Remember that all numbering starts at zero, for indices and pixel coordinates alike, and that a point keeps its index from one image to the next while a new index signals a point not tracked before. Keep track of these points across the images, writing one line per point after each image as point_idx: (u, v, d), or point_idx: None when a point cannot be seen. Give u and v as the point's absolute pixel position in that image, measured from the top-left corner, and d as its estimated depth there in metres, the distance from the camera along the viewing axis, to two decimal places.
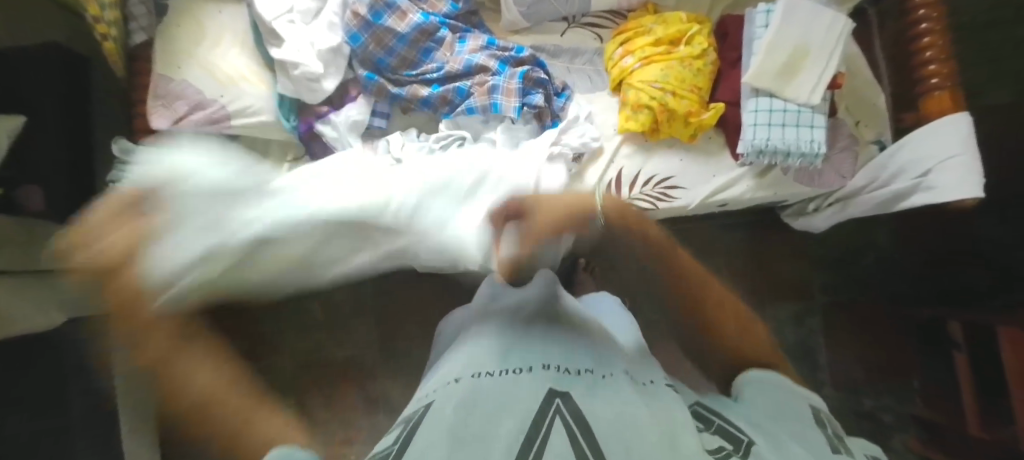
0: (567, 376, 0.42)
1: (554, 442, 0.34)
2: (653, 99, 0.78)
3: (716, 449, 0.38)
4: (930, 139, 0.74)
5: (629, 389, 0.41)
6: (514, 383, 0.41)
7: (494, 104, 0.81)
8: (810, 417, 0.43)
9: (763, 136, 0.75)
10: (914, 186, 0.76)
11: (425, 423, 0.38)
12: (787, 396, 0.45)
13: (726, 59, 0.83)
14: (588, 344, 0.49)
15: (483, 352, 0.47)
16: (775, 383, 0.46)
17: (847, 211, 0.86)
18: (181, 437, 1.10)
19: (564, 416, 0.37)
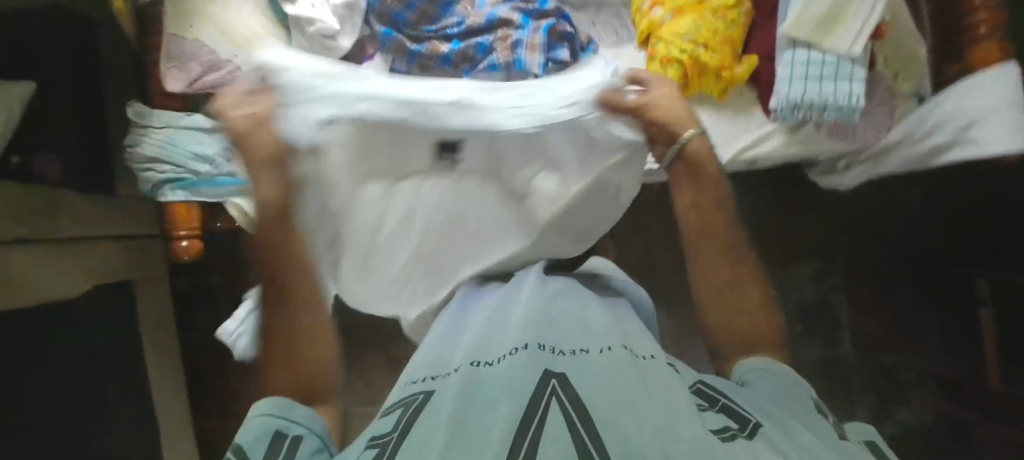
0: (565, 356, 0.45)
1: (550, 427, 0.36)
2: (684, 52, 0.75)
3: (720, 429, 0.39)
4: (977, 90, 0.71)
5: (626, 364, 0.43)
6: (512, 366, 0.44)
7: (517, 60, 0.75)
8: (810, 404, 0.48)
9: (799, 91, 0.72)
10: (956, 140, 0.74)
11: (429, 412, 0.41)
12: (793, 382, 0.51)
13: (761, 9, 0.79)
14: (589, 323, 0.51)
15: (486, 343, 0.50)
16: (786, 375, 0.52)
17: (881, 167, 0.85)
18: (215, 396, 1.14)
19: (561, 396, 0.39)
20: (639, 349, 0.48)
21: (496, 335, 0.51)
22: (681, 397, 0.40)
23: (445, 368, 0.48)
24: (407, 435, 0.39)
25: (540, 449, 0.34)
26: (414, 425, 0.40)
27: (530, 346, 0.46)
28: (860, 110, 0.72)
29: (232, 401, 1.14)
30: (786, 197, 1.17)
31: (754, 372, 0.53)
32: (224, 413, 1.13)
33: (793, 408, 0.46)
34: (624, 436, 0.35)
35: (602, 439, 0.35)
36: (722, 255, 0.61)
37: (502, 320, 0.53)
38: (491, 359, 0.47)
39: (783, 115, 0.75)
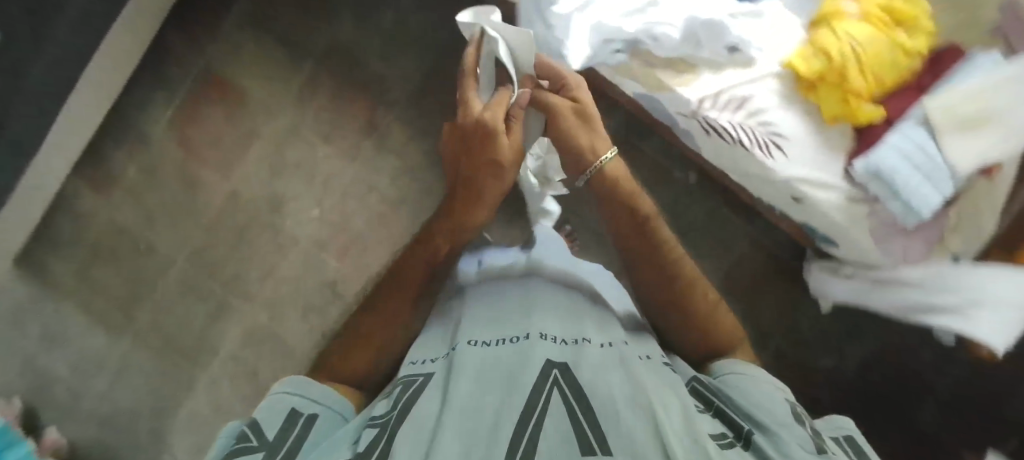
0: (566, 350, 0.53)
1: (552, 413, 0.45)
2: (838, 53, 0.72)
3: (721, 437, 0.47)
4: (1003, 282, 0.75)
5: (615, 365, 0.52)
6: (512, 350, 0.53)
7: None
8: (785, 405, 0.53)
9: (892, 165, 0.73)
10: (954, 309, 0.79)
11: (434, 395, 0.50)
12: (773, 386, 0.56)
13: (919, 82, 0.76)
14: (603, 320, 0.61)
15: (483, 324, 0.59)
16: (762, 379, 0.56)
17: (870, 294, 0.88)
18: (198, 18, 1.05)
19: (562, 390, 0.47)
20: (636, 346, 0.59)
21: (496, 319, 0.59)
22: (676, 402, 0.48)
23: (442, 351, 0.58)
24: (407, 418, 0.47)
25: (543, 438, 0.43)
26: (411, 409, 0.48)
27: (534, 337, 0.54)
28: (921, 219, 0.74)
29: (209, 36, 1.05)
30: None
31: (733, 372, 0.58)
32: (195, 39, 1.05)
33: (772, 414, 0.51)
34: (625, 433, 0.43)
35: (597, 427, 0.44)
36: (657, 279, 0.65)
37: (509, 304, 0.62)
38: (487, 340, 0.56)
39: (860, 177, 0.76)
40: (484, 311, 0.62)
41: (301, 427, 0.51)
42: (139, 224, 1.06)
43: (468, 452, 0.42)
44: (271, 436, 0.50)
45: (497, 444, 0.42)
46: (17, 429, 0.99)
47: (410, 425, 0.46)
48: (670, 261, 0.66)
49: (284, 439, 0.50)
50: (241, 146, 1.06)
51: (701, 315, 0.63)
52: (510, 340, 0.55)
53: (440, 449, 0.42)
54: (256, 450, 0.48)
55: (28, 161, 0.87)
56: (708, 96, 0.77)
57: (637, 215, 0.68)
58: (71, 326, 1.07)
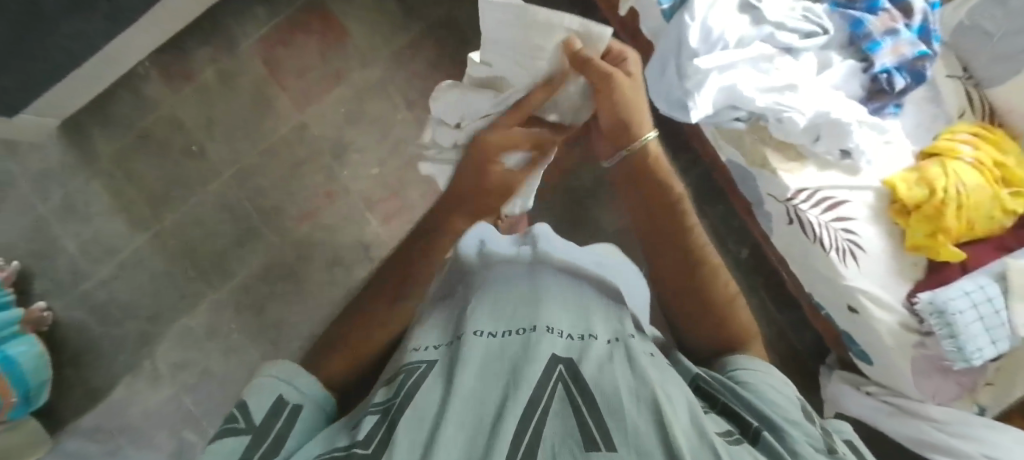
0: (572, 344, 0.45)
1: (556, 415, 0.37)
2: (943, 190, 0.74)
3: (725, 434, 0.39)
4: (1015, 440, 0.80)
5: (624, 359, 0.43)
6: (512, 340, 0.44)
7: (857, 21, 0.73)
8: (795, 403, 0.45)
9: (959, 306, 0.75)
10: (969, 458, 0.82)
11: (437, 384, 0.41)
12: (782, 383, 0.47)
13: (1000, 239, 0.80)
14: (612, 305, 0.52)
15: (491, 302, 0.49)
16: (771, 375, 0.47)
17: (887, 420, 0.90)
18: None
19: (568, 387, 0.40)
20: (641, 340, 0.48)
21: (502, 300, 0.49)
22: (681, 398, 0.40)
23: (448, 336, 0.47)
24: (413, 399, 0.39)
25: (546, 435, 0.35)
26: (412, 390, 0.40)
27: (541, 328, 0.45)
28: (968, 365, 0.77)
29: None
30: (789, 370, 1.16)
31: (743, 367, 0.48)
32: None
33: (783, 412, 0.43)
34: (630, 432, 0.36)
35: (605, 428, 0.36)
36: (672, 265, 0.54)
37: (515, 283, 0.52)
38: (492, 329, 0.45)
39: (923, 309, 0.78)
40: (493, 294, 0.50)
41: (285, 420, 0.41)
42: (198, 125, 1.03)
43: (469, 449, 0.35)
44: (259, 419, 0.40)
45: (496, 443, 0.34)
46: (9, 291, 0.94)
47: (407, 417, 0.37)
48: (692, 246, 0.55)
49: (269, 426, 0.40)
50: (325, 84, 1.06)
51: (718, 309, 0.52)
52: (512, 332, 0.45)
53: (442, 444, 0.34)
54: (244, 432, 0.39)
55: (122, 30, 0.85)
56: (806, 189, 0.79)
57: (666, 193, 0.57)
58: (94, 203, 1.02)
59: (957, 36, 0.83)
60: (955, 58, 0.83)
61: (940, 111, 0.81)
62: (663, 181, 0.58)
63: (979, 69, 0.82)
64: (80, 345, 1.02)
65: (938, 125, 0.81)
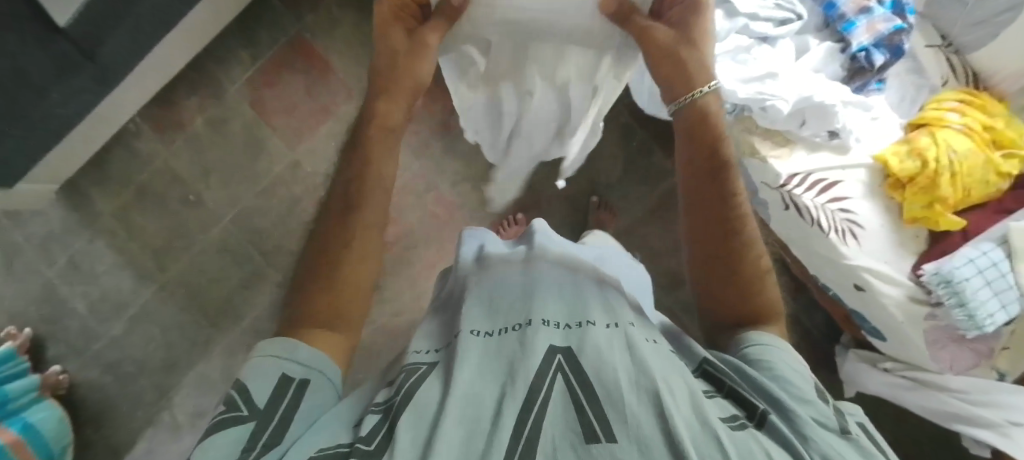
0: (569, 333, 0.47)
1: (555, 409, 0.39)
2: (935, 160, 0.74)
3: (730, 416, 0.41)
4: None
5: (622, 346, 0.44)
6: (513, 338, 0.47)
7: (830, 6, 0.74)
8: (809, 382, 0.46)
9: (965, 274, 0.75)
10: (995, 426, 0.83)
11: (436, 384, 0.44)
12: (796, 356, 0.47)
13: (999, 202, 0.80)
14: (606, 294, 0.54)
15: (500, 303, 0.52)
16: (786, 350, 0.47)
17: (909, 393, 0.90)
18: None
19: (566, 377, 0.41)
20: (642, 329, 0.50)
21: (500, 302, 0.52)
22: (680, 382, 0.41)
23: (449, 338, 0.52)
24: (414, 398, 0.42)
25: (546, 427, 0.38)
26: (418, 389, 0.43)
27: (536, 323, 0.47)
28: (982, 332, 0.76)
29: (304, 7, 1.05)
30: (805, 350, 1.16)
31: (764, 348, 0.47)
32: (291, 8, 1.05)
33: (794, 389, 0.45)
34: (630, 421, 0.37)
35: (604, 419, 0.38)
36: (705, 231, 0.54)
37: (511, 283, 0.55)
38: (489, 330, 0.49)
39: (929, 280, 0.78)
40: (489, 284, 0.55)
41: (291, 397, 0.42)
42: (193, 174, 1.04)
43: (467, 444, 0.38)
44: (263, 404, 0.41)
45: (496, 439, 0.37)
46: (24, 361, 0.94)
47: (411, 415, 0.40)
48: (731, 214, 0.53)
49: (275, 409, 0.41)
50: (314, 119, 1.07)
51: (746, 284, 0.51)
52: (510, 330, 0.48)
53: (442, 437, 0.37)
54: (245, 420, 0.39)
55: (109, 90, 0.86)
56: (798, 173, 0.79)
57: (714, 154, 0.55)
58: (99, 262, 1.02)
59: (932, 6, 0.82)
60: (933, 27, 0.83)
61: (922, 84, 0.81)
62: (717, 140, 0.56)
63: (957, 37, 0.82)
64: (99, 405, 1.02)
65: (924, 95, 0.81)
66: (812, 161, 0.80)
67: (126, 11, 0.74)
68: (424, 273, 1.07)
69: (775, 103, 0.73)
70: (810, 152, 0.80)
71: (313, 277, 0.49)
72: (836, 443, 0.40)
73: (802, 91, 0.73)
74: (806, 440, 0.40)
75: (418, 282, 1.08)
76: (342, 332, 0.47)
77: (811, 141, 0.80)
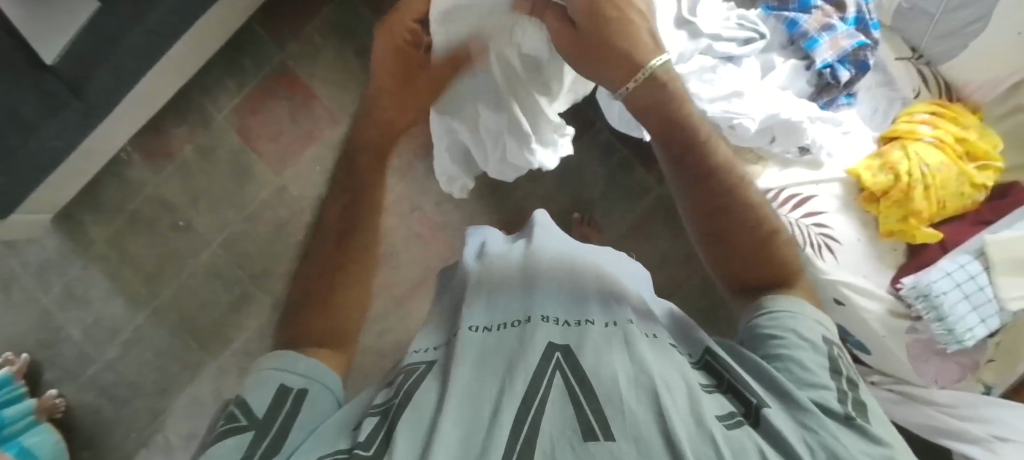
0: (568, 330, 0.47)
1: (554, 404, 0.39)
2: (907, 173, 0.75)
3: (725, 413, 0.40)
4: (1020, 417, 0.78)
5: (620, 344, 0.44)
6: (513, 335, 0.47)
7: (793, 23, 0.74)
8: (823, 357, 0.46)
9: (942, 287, 0.75)
10: (981, 440, 0.81)
11: (435, 383, 0.44)
12: (814, 325, 0.49)
13: (974, 214, 0.80)
14: (607, 287, 0.53)
15: (500, 298, 0.52)
16: (805, 317, 0.49)
17: (896, 408, 0.88)
18: (280, 17, 1.07)
19: (565, 372, 0.41)
20: (640, 323, 0.49)
21: (498, 297, 0.52)
22: (678, 378, 0.42)
23: (445, 338, 0.52)
24: (411, 400, 0.41)
25: (546, 424, 0.37)
26: (418, 390, 0.43)
27: (535, 319, 0.47)
28: (962, 346, 0.76)
29: (287, 35, 1.08)
30: None
31: (780, 316, 0.49)
32: (275, 36, 1.07)
33: (802, 370, 0.45)
34: (629, 421, 0.37)
35: (603, 415, 0.37)
36: (705, 211, 0.54)
37: (511, 276, 0.55)
38: (488, 326, 0.49)
39: (907, 294, 0.77)
40: (485, 281, 0.55)
41: (290, 406, 0.42)
42: (183, 200, 1.07)
43: (466, 443, 0.37)
44: (262, 413, 0.41)
45: (496, 436, 0.37)
46: (21, 386, 0.97)
47: (410, 415, 0.40)
48: (721, 187, 0.53)
49: (273, 418, 0.41)
50: (299, 145, 1.10)
51: (768, 243, 0.54)
52: (509, 326, 0.48)
53: (440, 438, 0.37)
54: (245, 430, 0.40)
55: (98, 126, 0.88)
56: (772, 188, 0.79)
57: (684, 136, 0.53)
58: (93, 289, 1.05)
59: (899, 20, 0.83)
60: (902, 40, 0.85)
61: (893, 96, 0.81)
62: (685, 110, 0.52)
63: (928, 48, 0.84)
64: (95, 427, 1.05)
65: (896, 108, 0.81)
66: (783, 179, 0.79)
67: (109, 55, 0.77)
68: (408, 293, 1.08)
69: (743, 121, 0.73)
70: (781, 170, 0.80)
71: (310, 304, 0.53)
72: (835, 429, 0.40)
73: (769, 109, 0.73)
74: (808, 427, 0.40)
75: (404, 301, 1.09)
76: (337, 348, 0.50)
77: (783, 158, 0.80)
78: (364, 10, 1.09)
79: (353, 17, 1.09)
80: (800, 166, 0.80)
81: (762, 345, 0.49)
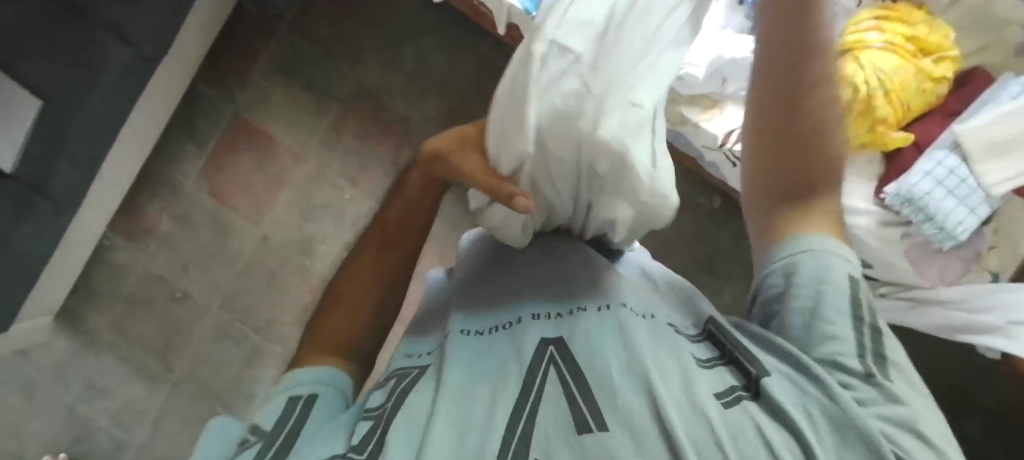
0: (560, 323, 0.45)
1: (547, 402, 0.37)
2: (865, 84, 0.75)
3: (727, 383, 0.39)
4: None
5: (611, 329, 0.43)
6: (503, 338, 0.45)
7: None
8: (847, 305, 0.40)
9: (926, 188, 0.76)
10: (994, 328, 0.76)
11: (429, 384, 0.42)
12: (838, 262, 0.41)
13: (945, 108, 0.81)
14: (600, 277, 0.50)
15: (496, 300, 0.51)
16: (825, 256, 0.41)
17: (906, 315, 0.85)
18: (224, 71, 1.09)
19: (558, 366, 0.40)
20: (634, 304, 0.47)
21: (488, 299, 0.51)
22: (671, 356, 0.40)
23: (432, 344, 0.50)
24: (403, 404, 0.40)
25: (540, 420, 0.36)
26: (410, 393, 0.41)
27: (526, 321, 0.46)
28: (956, 241, 0.77)
29: (236, 87, 1.09)
30: None
31: (796, 256, 0.42)
32: (223, 91, 1.09)
33: (821, 331, 0.39)
34: (621, 406, 0.36)
35: (598, 408, 0.36)
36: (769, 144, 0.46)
37: (505, 279, 0.54)
38: (479, 329, 0.48)
39: (892, 202, 0.79)
40: (477, 288, 0.54)
41: (299, 414, 0.41)
42: (174, 271, 1.08)
43: (460, 443, 0.36)
44: (271, 426, 0.40)
45: (490, 435, 0.35)
46: None
47: (404, 415, 0.38)
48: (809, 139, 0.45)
49: (282, 428, 0.40)
50: (270, 192, 1.10)
51: (841, 182, 0.45)
52: (499, 329, 0.47)
53: (432, 443, 0.35)
54: (255, 443, 0.38)
55: (74, 218, 0.89)
56: (732, 130, 0.82)
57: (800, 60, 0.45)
58: (111, 375, 1.06)
59: None
60: None
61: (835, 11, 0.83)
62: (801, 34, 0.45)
63: None
64: None
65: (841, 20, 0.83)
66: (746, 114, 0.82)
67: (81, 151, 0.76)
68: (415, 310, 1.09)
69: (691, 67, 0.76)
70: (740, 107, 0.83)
71: (329, 315, 0.51)
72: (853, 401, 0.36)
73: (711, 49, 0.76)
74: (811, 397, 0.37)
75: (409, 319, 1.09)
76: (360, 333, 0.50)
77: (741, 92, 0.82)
78: (303, 44, 1.10)
79: (293, 55, 1.10)
80: None
81: (777, 299, 0.43)
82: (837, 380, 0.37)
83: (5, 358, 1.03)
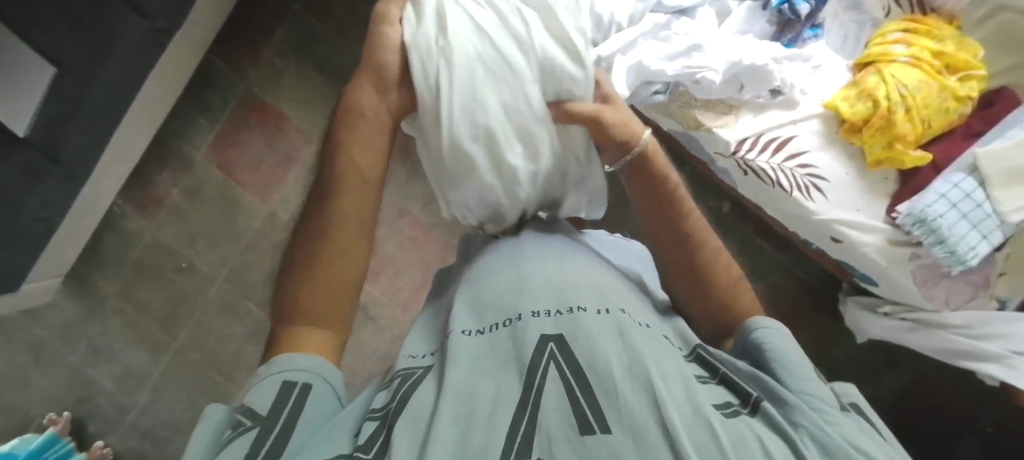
0: (560, 318, 0.44)
1: (548, 403, 0.37)
2: (887, 98, 0.76)
3: (726, 401, 0.39)
4: None
5: (614, 332, 0.42)
6: (503, 335, 0.44)
7: None
8: (810, 370, 0.44)
9: (940, 211, 0.75)
10: (997, 358, 0.79)
11: (432, 383, 0.42)
12: (794, 341, 0.47)
13: (968, 127, 0.81)
14: (603, 284, 0.49)
15: (492, 297, 0.49)
16: (784, 333, 0.48)
17: (909, 336, 0.87)
18: (238, 47, 1.08)
19: (559, 364, 0.40)
20: (633, 312, 0.47)
21: (486, 294, 0.50)
22: (673, 367, 0.40)
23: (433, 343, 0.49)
24: (406, 402, 0.40)
25: (544, 421, 0.36)
26: (412, 395, 0.41)
27: (526, 317, 0.44)
28: (968, 266, 0.76)
29: (249, 63, 1.09)
30: (802, 302, 1.15)
31: (760, 333, 0.48)
32: (237, 66, 1.09)
33: (797, 378, 0.43)
34: (624, 410, 0.36)
35: (601, 410, 0.36)
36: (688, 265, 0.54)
37: (502, 271, 0.51)
38: (480, 328, 0.46)
39: (905, 221, 0.78)
40: (474, 284, 0.52)
41: (294, 402, 0.40)
42: (181, 243, 1.09)
43: (462, 442, 0.35)
44: (267, 412, 0.39)
45: (494, 437, 0.35)
46: (69, 441, 1.01)
47: (405, 417, 0.38)
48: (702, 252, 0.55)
49: (277, 416, 0.39)
50: (280, 169, 1.11)
51: (740, 280, 0.55)
52: (500, 326, 0.46)
53: (436, 442, 0.35)
54: (251, 429, 0.38)
55: (85, 185, 0.89)
56: (747, 138, 0.81)
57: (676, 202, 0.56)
58: (116, 341, 1.08)
59: None
60: None
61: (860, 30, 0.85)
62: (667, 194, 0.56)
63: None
64: None
65: (867, 30, 0.84)
66: (761, 123, 0.81)
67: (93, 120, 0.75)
68: (415, 296, 1.10)
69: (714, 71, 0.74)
70: (756, 115, 0.82)
71: (298, 274, 0.48)
72: (833, 430, 0.37)
73: (734, 54, 0.75)
74: (798, 426, 0.38)
75: (409, 305, 1.10)
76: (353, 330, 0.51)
77: (759, 100, 0.81)
78: (318, 24, 1.10)
79: (307, 33, 1.10)
80: (777, 103, 0.82)
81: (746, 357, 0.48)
82: (818, 414, 0.39)
83: (12, 317, 1.05)
